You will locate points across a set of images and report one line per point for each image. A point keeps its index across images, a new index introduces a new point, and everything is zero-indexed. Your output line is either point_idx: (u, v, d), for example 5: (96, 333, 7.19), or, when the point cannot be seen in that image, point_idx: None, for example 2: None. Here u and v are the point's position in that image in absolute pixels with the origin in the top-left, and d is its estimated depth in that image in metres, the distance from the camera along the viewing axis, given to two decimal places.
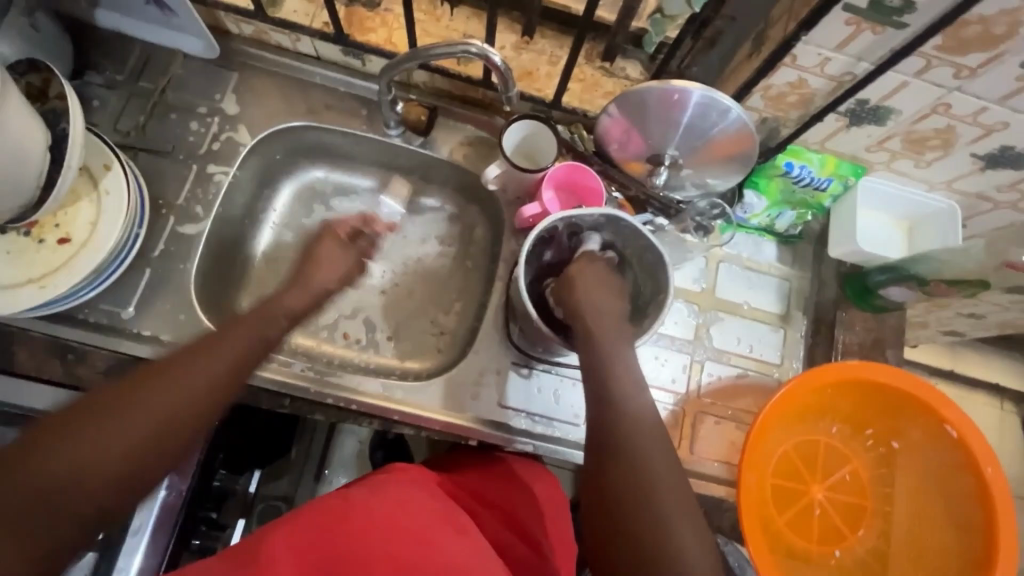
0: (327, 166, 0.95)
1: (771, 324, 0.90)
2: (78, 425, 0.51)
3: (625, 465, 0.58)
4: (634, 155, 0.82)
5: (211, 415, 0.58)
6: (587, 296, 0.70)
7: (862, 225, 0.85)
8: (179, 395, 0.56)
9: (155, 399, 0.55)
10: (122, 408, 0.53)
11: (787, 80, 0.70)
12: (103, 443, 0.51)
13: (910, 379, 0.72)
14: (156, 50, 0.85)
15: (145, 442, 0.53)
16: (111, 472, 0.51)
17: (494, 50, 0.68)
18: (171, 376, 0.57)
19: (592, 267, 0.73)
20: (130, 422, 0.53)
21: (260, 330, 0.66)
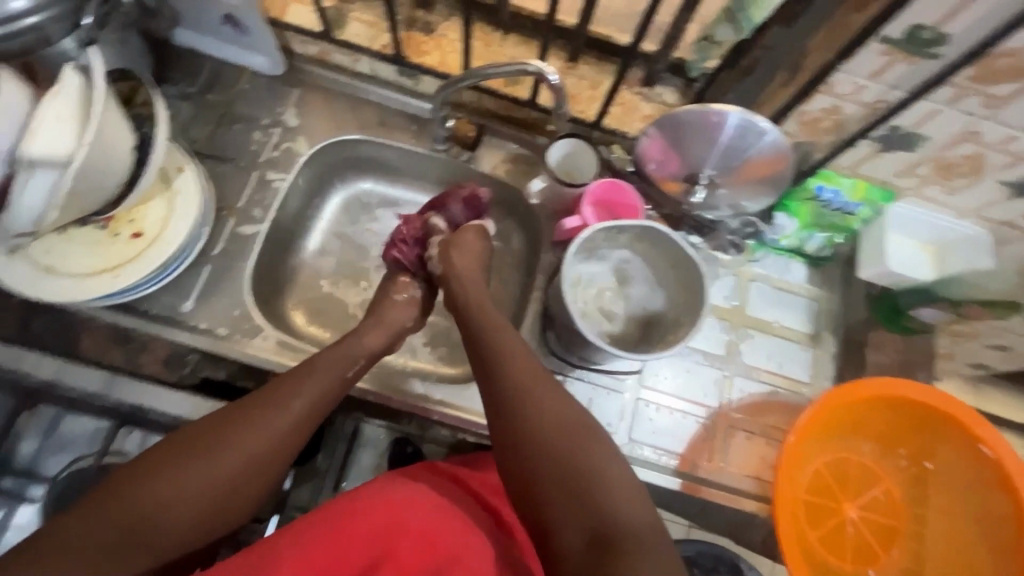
0: (374, 178, 1.00)
1: (800, 343, 0.92)
2: (171, 467, 0.57)
3: (520, 415, 0.63)
4: (671, 175, 0.86)
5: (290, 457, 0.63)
6: (463, 256, 0.81)
7: (893, 249, 0.87)
8: (263, 440, 0.61)
9: (242, 446, 0.60)
10: (213, 451, 0.59)
11: (822, 106, 0.74)
12: (196, 476, 0.57)
13: (939, 395, 0.72)
14: (226, 66, 0.92)
15: (232, 484, 0.59)
16: (202, 511, 0.58)
17: (551, 68, 0.71)
18: (256, 423, 0.61)
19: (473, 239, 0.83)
20: (221, 466, 0.59)
21: (341, 370, 0.69)
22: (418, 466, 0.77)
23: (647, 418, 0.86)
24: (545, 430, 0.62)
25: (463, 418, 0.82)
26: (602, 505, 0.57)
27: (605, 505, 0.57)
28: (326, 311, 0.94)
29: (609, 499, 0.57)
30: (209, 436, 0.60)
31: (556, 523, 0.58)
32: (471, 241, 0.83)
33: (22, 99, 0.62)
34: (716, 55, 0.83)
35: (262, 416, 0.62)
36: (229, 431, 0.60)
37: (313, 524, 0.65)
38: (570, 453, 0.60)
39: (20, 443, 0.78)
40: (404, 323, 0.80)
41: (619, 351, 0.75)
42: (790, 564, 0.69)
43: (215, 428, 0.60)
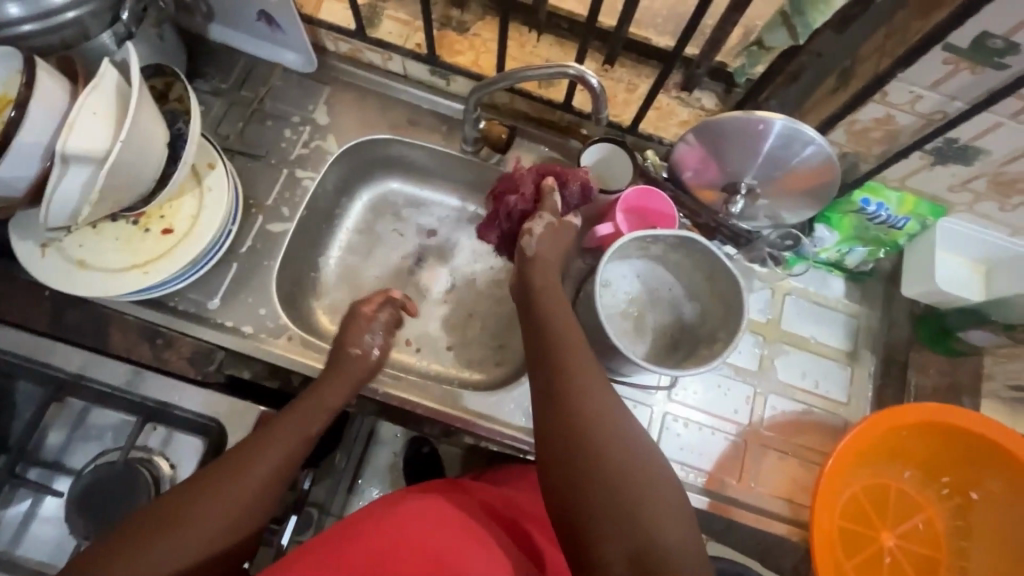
0: (403, 179, 0.99)
1: (838, 361, 0.88)
2: (158, 535, 0.53)
3: (564, 410, 0.60)
4: (708, 183, 0.83)
5: (258, 524, 0.59)
6: (551, 246, 0.76)
7: (941, 267, 0.82)
8: (234, 512, 0.57)
9: (209, 516, 0.55)
10: (176, 525, 0.54)
11: (873, 116, 0.70)
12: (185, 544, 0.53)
13: (990, 424, 0.69)
14: (258, 62, 0.91)
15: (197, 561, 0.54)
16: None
17: (592, 72, 0.69)
18: (226, 488, 0.57)
19: (562, 238, 0.77)
20: (186, 543, 0.54)
21: (307, 428, 0.66)
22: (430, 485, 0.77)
23: (674, 433, 0.83)
24: (596, 426, 0.58)
25: (485, 426, 0.80)
26: (646, 525, 0.52)
27: (659, 529, 0.52)
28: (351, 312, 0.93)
29: (661, 522, 0.52)
30: (171, 510, 0.55)
31: (599, 533, 0.53)
32: (562, 233, 0.77)
33: (59, 94, 0.61)
34: (762, 63, 0.80)
35: (231, 480, 0.58)
36: (193, 502, 0.56)
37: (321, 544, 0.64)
38: (618, 459, 0.56)
39: (48, 433, 0.76)
40: (370, 367, 0.75)
41: (650, 364, 0.73)
42: None
43: (176, 500, 0.56)
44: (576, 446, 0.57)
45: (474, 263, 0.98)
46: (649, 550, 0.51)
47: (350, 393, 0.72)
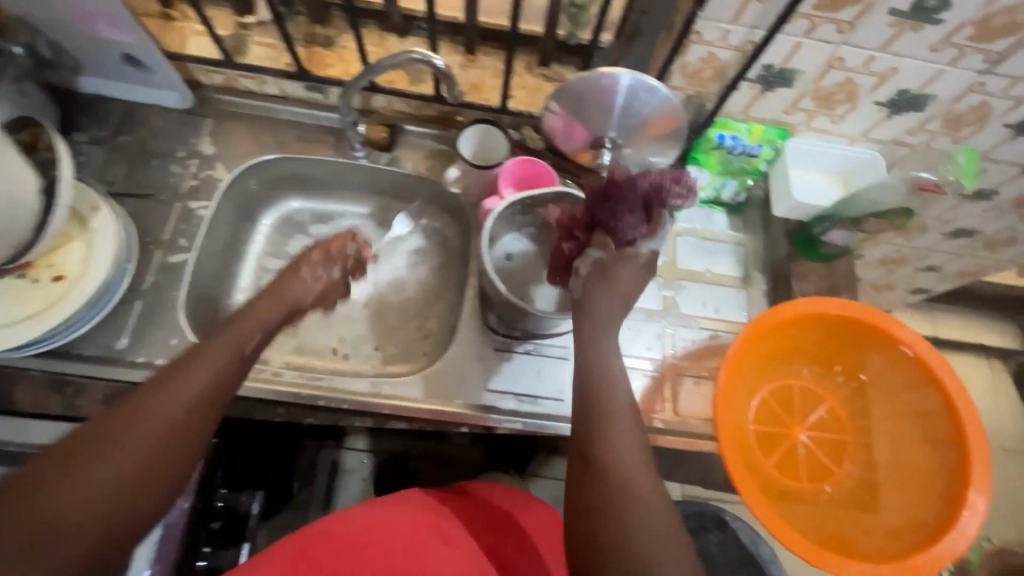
0: (302, 197, 1.02)
1: (732, 286, 0.96)
2: (69, 464, 0.45)
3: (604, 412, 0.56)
4: (580, 145, 0.90)
5: (197, 446, 0.52)
6: (603, 295, 0.65)
7: (797, 182, 0.92)
8: (159, 436, 0.49)
9: (134, 451, 0.47)
10: (87, 470, 0.45)
11: (699, 57, 0.78)
12: (104, 476, 0.46)
13: (858, 305, 0.76)
14: (135, 107, 0.93)
15: (127, 491, 0.46)
16: (100, 533, 0.45)
17: (435, 54, 0.74)
18: (151, 418, 0.49)
19: (638, 272, 0.67)
20: (106, 474, 0.46)
21: (241, 343, 0.60)
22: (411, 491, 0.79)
23: None
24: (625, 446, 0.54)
25: (414, 407, 0.82)
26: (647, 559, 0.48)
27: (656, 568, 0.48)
28: None
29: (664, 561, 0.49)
30: (84, 453, 0.46)
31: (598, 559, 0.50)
32: (629, 267, 0.66)
33: None
34: (586, 27, 0.89)
35: (157, 409, 0.50)
36: (107, 438, 0.47)
37: (282, 547, 0.68)
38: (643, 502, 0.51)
39: None
40: (300, 298, 0.74)
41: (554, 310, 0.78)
42: (746, 492, 0.69)
43: (92, 430, 0.47)
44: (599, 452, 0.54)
45: (388, 262, 1.03)
46: (620, 547, 0.49)
47: (281, 312, 0.70)
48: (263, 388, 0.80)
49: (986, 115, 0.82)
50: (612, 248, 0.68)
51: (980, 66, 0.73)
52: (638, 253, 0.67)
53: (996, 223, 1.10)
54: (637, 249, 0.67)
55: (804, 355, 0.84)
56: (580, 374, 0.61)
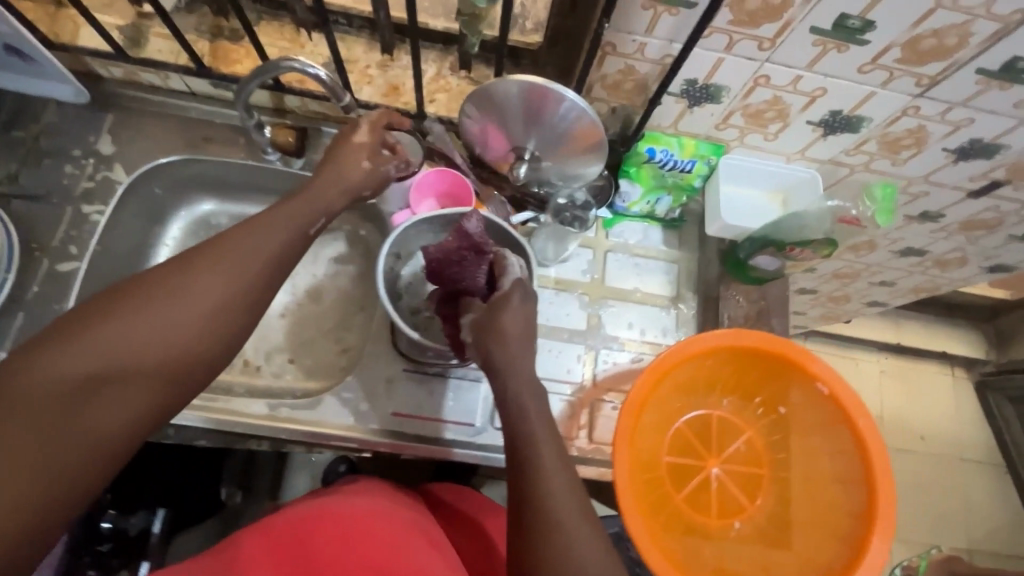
0: (215, 199, 0.96)
1: (662, 305, 0.92)
2: (141, 298, 0.48)
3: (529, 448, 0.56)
4: (500, 154, 0.85)
5: (258, 308, 0.54)
6: (500, 350, 0.63)
7: (729, 201, 0.89)
8: (222, 287, 0.51)
9: (207, 291, 0.50)
10: (165, 300, 0.48)
11: (617, 69, 0.73)
12: (173, 315, 0.48)
13: (775, 337, 0.73)
14: (28, 100, 0.87)
15: (196, 329, 0.49)
16: (172, 360, 0.48)
17: (314, 65, 0.70)
18: (225, 263, 0.52)
19: (517, 310, 0.65)
20: (175, 310, 0.49)
21: (304, 222, 0.60)
22: (380, 486, 0.79)
23: None
24: (556, 482, 0.54)
25: (312, 432, 0.78)
26: None
27: None
28: None
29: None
30: (165, 284, 0.49)
31: None
32: (511, 311, 0.65)
33: None
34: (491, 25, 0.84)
35: (229, 259, 0.53)
36: (184, 275, 0.50)
37: (268, 535, 0.66)
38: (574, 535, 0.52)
39: None
40: (358, 184, 0.69)
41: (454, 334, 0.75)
42: (635, 531, 0.66)
43: (163, 275, 0.50)
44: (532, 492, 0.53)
45: (308, 270, 0.98)
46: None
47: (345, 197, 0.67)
48: None
49: (923, 139, 0.77)
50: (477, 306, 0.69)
51: (912, 89, 0.68)
52: (507, 292, 0.67)
53: (945, 243, 1.06)
54: (505, 287, 0.67)
55: (737, 378, 0.80)
56: (504, 417, 0.59)
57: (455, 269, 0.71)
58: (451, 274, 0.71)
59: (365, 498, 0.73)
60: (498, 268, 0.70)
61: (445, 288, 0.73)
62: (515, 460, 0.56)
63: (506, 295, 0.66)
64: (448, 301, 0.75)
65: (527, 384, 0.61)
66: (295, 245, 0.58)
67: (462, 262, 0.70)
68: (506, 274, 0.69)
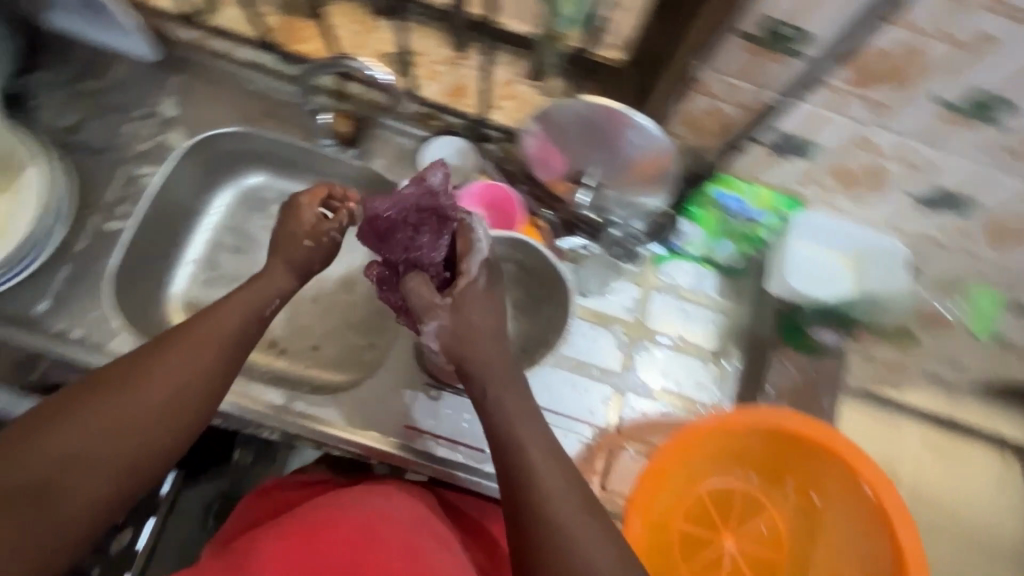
0: (264, 171, 0.94)
1: (702, 358, 0.86)
2: (93, 398, 0.50)
3: (518, 449, 0.53)
4: (558, 174, 0.81)
5: (212, 396, 0.54)
6: (470, 347, 0.57)
7: (802, 259, 0.81)
8: (174, 380, 0.52)
9: (159, 389, 0.51)
10: (116, 399, 0.50)
11: (701, 107, 0.66)
12: (126, 409, 0.50)
13: (820, 425, 0.67)
14: (101, 52, 0.87)
15: (147, 423, 0.50)
16: (127, 455, 0.49)
17: (376, 67, 0.66)
18: (185, 354, 0.54)
19: (479, 300, 0.60)
20: (127, 406, 0.50)
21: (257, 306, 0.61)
22: (389, 486, 0.75)
23: None
24: (555, 479, 0.52)
25: (325, 430, 0.78)
26: None
27: None
28: None
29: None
30: (121, 381, 0.51)
31: None
32: (481, 303, 0.59)
33: None
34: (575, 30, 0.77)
35: (184, 349, 0.54)
36: (139, 370, 0.52)
37: (273, 540, 0.63)
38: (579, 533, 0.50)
39: None
40: (314, 263, 0.69)
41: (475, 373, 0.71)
42: None
43: (114, 374, 0.51)
44: (525, 497, 0.51)
45: (346, 258, 0.97)
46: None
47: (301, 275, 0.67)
48: None
49: None
50: (428, 293, 0.61)
51: None
52: (470, 277, 0.60)
53: None
54: (467, 271, 0.61)
55: (767, 453, 0.74)
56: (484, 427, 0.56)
57: (408, 234, 0.65)
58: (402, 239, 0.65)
59: (372, 502, 0.69)
60: (458, 242, 0.64)
61: (390, 256, 0.67)
62: (504, 465, 0.53)
63: (468, 279, 0.60)
64: (393, 282, 0.67)
65: (506, 382, 0.57)
66: (248, 331, 0.59)
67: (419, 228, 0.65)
68: (471, 253, 0.62)
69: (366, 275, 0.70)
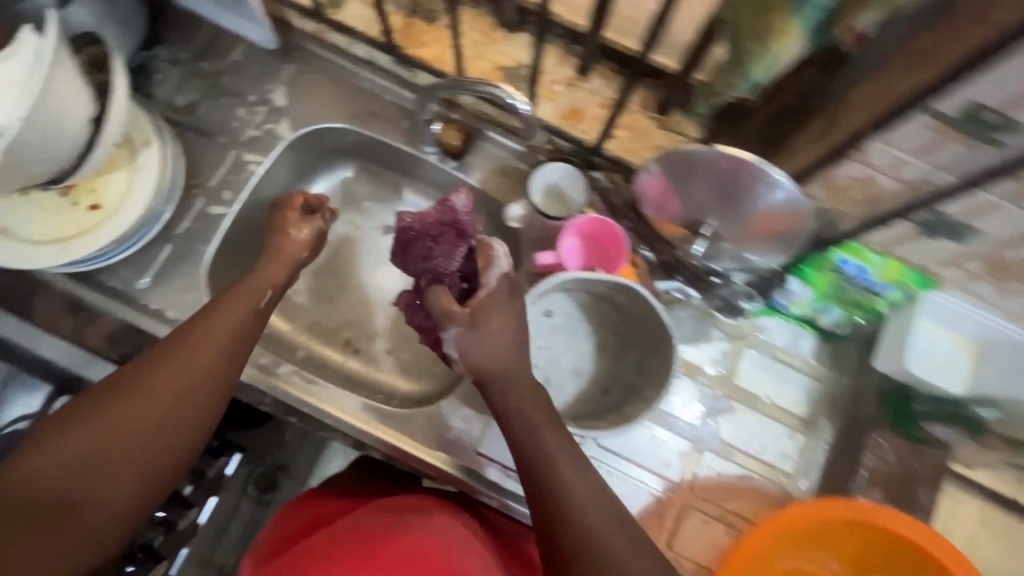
0: (359, 167, 0.94)
1: (790, 427, 0.82)
2: (94, 410, 0.54)
3: (545, 459, 0.57)
4: (671, 217, 0.75)
5: (208, 396, 0.58)
6: (490, 356, 0.61)
7: (922, 340, 0.75)
8: (166, 387, 0.56)
9: (155, 396, 0.56)
10: (113, 413, 0.54)
11: (852, 175, 0.61)
12: (125, 418, 0.54)
13: (931, 536, 0.65)
14: (222, 33, 0.87)
15: (148, 429, 0.55)
16: (131, 459, 0.54)
17: (522, 100, 0.63)
18: (180, 363, 0.58)
19: (500, 308, 0.64)
20: (124, 415, 0.55)
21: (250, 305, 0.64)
22: (420, 499, 0.76)
23: None
24: (584, 483, 0.56)
25: (398, 442, 0.78)
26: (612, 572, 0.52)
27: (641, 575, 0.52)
28: (295, 303, 0.91)
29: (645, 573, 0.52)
30: (120, 393, 0.55)
31: None
32: (499, 314, 0.63)
33: None
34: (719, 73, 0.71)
35: (178, 361, 0.58)
36: (132, 381, 0.56)
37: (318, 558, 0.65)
38: (609, 535, 0.53)
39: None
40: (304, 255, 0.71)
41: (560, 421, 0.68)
42: None
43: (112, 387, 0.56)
44: (558, 502, 0.55)
45: None
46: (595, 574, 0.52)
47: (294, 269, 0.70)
48: (257, 376, 0.79)
49: None
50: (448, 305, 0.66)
51: None
52: (487, 289, 0.65)
53: None
54: (486, 282, 0.65)
55: (861, 547, 0.72)
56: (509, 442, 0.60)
57: (426, 245, 0.74)
58: (422, 249, 0.74)
59: (411, 522, 0.68)
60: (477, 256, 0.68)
61: (415, 271, 0.76)
62: (534, 475, 0.57)
63: (484, 288, 0.65)
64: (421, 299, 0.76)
65: (530, 393, 0.60)
66: (240, 330, 0.62)
67: (438, 240, 0.73)
68: (491, 265, 0.66)
69: (401, 299, 0.82)
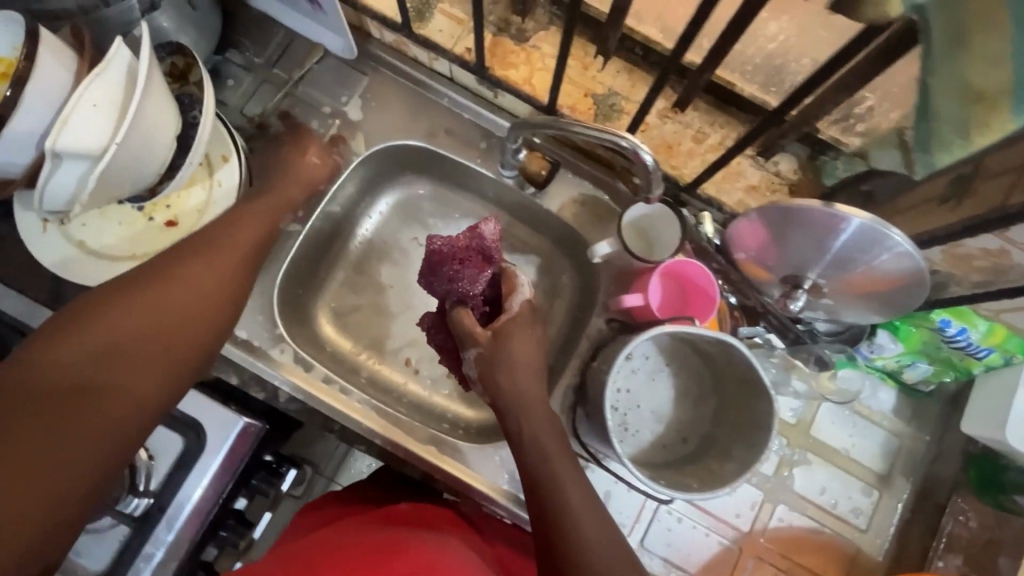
0: (429, 183, 0.91)
1: (866, 482, 0.80)
2: (108, 306, 0.52)
3: (542, 460, 0.59)
4: (767, 267, 0.72)
5: (227, 299, 0.59)
6: (509, 377, 0.64)
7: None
8: (189, 283, 0.56)
9: (177, 292, 0.55)
10: (132, 304, 0.52)
11: (983, 246, 0.58)
12: (145, 309, 0.53)
13: None
14: (297, 39, 0.84)
15: (171, 317, 0.54)
16: (155, 344, 0.52)
17: (647, 149, 0.61)
18: (202, 261, 0.59)
19: (524, 331, 0.68)
20: (145, 306, 0.53)
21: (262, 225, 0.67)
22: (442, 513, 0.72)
23: (665, 526, 0.78)
24: (573, 484, 0.57)
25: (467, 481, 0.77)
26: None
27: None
28: (359, 322, 0.89)
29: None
30: (139, 285, 0.54)
31: None
32: (522, 335, 0.67)
33: (63, 76, 0.55)
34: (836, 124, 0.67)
35: (198, 264, 0.58)
36: (151, 283, 0.55)
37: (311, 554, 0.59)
38: (594, 531, 0.54)
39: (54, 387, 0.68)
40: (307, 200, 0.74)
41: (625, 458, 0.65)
42: None
43: (125, 287, 0.54)
44: (554, 506, 0.55)
45: None
46: None
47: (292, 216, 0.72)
48: (326, 402, 0.77)
49: None
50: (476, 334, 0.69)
51: None
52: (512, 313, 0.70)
53: None
54: (511, 308, 0.70)
55: None
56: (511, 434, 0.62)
57: (452, 268, 0.72)
58: (447, 272, 0.71)
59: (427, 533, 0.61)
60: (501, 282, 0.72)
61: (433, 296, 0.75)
62: (531, 477, 0.58)
63: (509, 314, 0.69)
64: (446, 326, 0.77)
65: (538, 407, 0.63)
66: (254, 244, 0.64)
67: (464, 262, 0.71)
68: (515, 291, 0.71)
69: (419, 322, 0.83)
